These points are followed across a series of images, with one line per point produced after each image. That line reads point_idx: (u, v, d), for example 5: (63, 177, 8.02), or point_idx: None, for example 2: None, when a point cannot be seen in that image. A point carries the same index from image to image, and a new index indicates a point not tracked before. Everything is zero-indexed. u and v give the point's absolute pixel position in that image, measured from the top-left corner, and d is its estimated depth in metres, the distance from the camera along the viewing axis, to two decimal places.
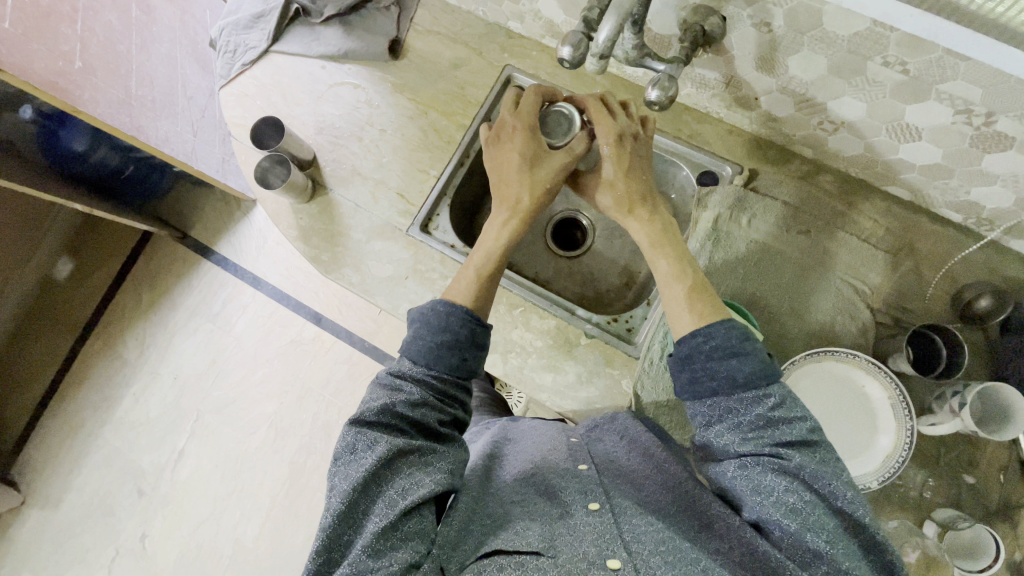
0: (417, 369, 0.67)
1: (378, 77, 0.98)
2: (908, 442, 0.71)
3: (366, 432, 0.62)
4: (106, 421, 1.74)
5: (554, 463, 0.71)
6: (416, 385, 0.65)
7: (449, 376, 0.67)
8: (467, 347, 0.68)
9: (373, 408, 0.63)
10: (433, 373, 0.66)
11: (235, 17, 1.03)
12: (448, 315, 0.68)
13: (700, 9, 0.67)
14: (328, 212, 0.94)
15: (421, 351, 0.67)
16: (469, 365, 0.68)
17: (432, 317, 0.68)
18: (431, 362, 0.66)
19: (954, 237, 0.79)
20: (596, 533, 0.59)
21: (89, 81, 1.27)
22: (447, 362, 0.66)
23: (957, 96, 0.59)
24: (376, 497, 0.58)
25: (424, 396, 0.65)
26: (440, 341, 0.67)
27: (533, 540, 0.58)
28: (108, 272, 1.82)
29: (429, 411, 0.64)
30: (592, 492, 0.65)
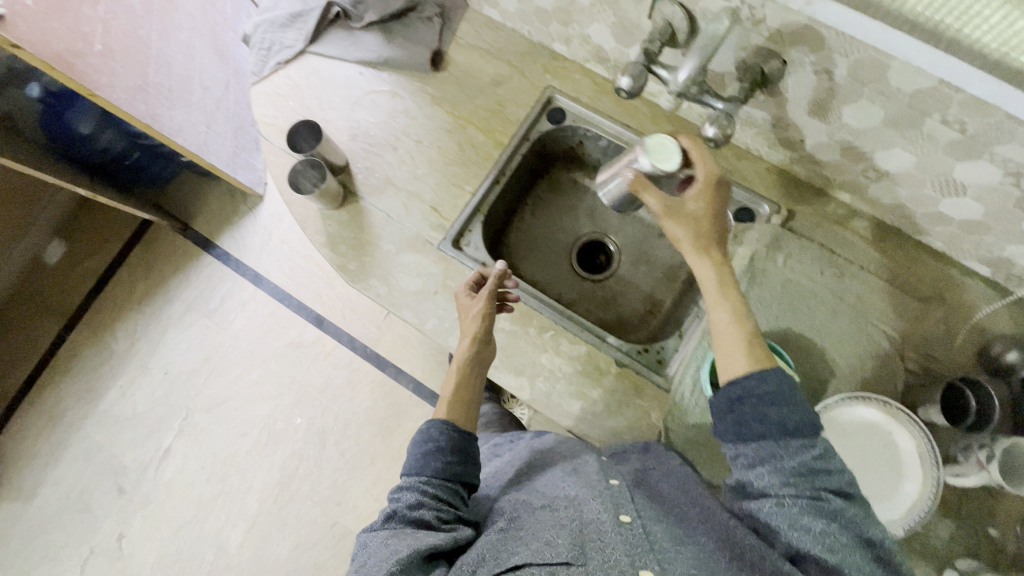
0: (412, 479, 0.67)
1: (417, 87, 0.97)
2: (933, 491, 0.72)
3: (375, 534, 0.62)
4: (89, 414, 1.67)
5: (582, 479, 0.68)
6: (412, 484, 0.66)
7: (439, 480, 0.67)
8: (451, 453, 0.69)
9: (380, 518, 0.64)
10: (424, 474, 0.67)
11: (272, 15, 1.01)
12: (427, 430, 0.70)
13: (761, 51, 0.67)
14: (358, 220, 0.92)
15: (414, 462, 0.69)
16: (457, 472, 0.68)
17: (420, 437, 0.71)
18: (420, 469, 0.67)
19: (982, 291, 0.81)
20: (627, 544, 0.56)
21: (108, 65, 1.20)
22: (436, 463, 0.67)
23: (1010, 159, 0.60)
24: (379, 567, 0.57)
25: (419, 497, 0.64)
26: (427, 449, 0.69)
27: (562, 548, 0.55)
28: (102, 258, 1.76)
29: (427, 504, 0.64)
30: (621, 507, 0.62)
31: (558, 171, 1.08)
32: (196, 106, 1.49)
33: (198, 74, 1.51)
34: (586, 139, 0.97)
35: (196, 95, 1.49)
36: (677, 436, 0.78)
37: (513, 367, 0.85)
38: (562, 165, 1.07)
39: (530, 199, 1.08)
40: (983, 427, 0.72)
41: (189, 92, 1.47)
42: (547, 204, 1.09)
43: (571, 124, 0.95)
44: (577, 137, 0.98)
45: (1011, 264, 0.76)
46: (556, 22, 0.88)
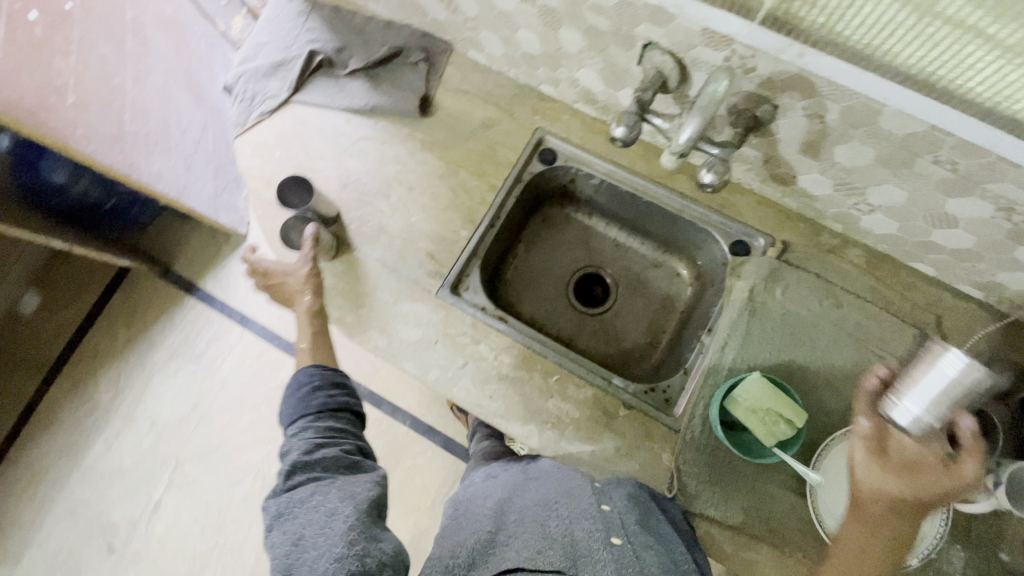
0: (300, 430, 0.76)
1: (406, 133, 0.96)
2: (943, 520, 0.73)
3: (291, 496, 0.70)
4: (73, 470, 1.61)
5: (574, 494, 0.72)
6: (304, 436, 0.75)
7: (324, 416, 0.78)
8: (331, 389, 0.81)
9: (283, 478, 0.72)
10: (310, 415, 0.78)
11: (254, 66, 1.00)
12: (300, 391, 0.80)
13: (753, 96, 0.67)
14: (353, 271, 0.90)
15: (296, 413, 0.78)
16: (336, 404, 0.80)
17: (294, 390, 0.81)
18: (304, 412, 0.78)
19: (976, 314, 0.82)
20: (616, 563, 0.63)
21: (82, 117, 1.16)
22: (318, 405, 0.79)
23: (1001, 196, 0.61)
24: (306, 520, 0.66)
25: (313, 440, 0.74)
26: (302, 395, 0.80)
27: (554, 559, 0.62)
28: (81, 307, 1.70)
29: (327, 447, 0.74)
30: (611, 526, 0.67)
31: (551, 207, 1.08)
32: (175, 150, 1.46)
33: (176, 117, 1.48)
34: (578, 177, 0.98)
35: (174, 139, 1.46)
36: (691, 478, 0.78)
37: (521, 415, 0.84)
38: (555, 201, 1.07)
39: (525, 236, 1.07)
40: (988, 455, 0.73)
41: (167, 137, 1.44)
42: (542, 240, 1.08)
43: (563, 165, 0.95)
44: (569, 176, 0.98)
45: (1004, 288, 0.78)
46: (544, 66, 0.88)
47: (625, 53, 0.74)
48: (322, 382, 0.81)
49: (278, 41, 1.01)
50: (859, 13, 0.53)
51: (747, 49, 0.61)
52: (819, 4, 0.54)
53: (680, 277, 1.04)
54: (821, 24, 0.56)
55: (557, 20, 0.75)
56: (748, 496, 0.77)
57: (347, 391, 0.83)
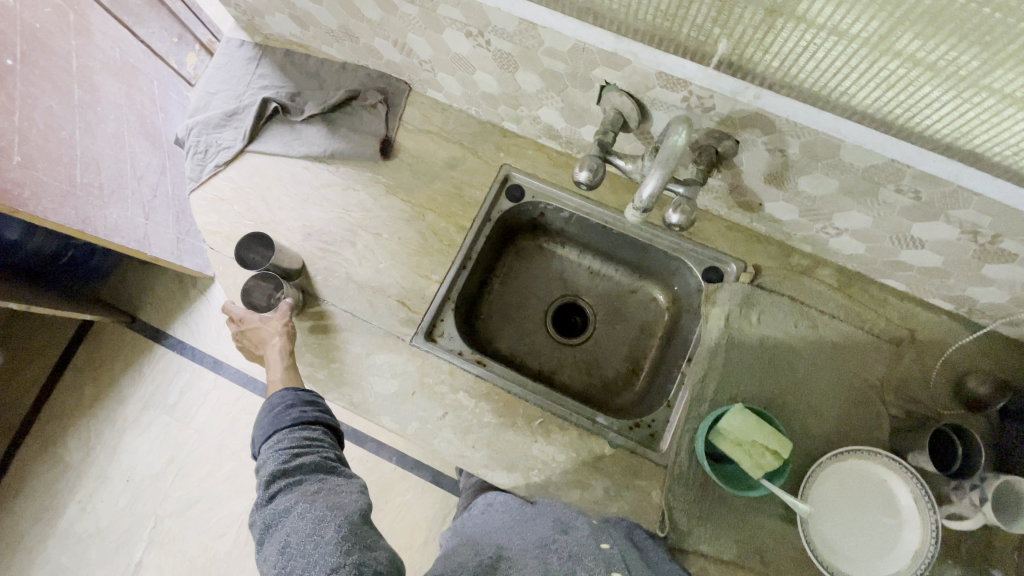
0: (274, 438, 0.72)
1: (369, 178, 0.94)
2: (933, 537, 0.70)
3: (273, 507, 0.66)
4: (48, 535, 1.48)
5: (574, 531, 0.69)
6: (280, 446, 0.71)
7: (302, 427, 0.74)
8: (305, 403, 0.76)
9: (262, 489, 0.68)
10: (285, 427, 0.73)
11: (205, 117, 0.97)
12: (272, 404, 0.76)
13: (714, 133, 0.67)
14: (323, 325, 0.87)
15: (270, 426, 0.74)
16: (314, 414, 0.76)
17: (268, 406, 0.76)
18: (279, 424, 0.74)
19: (950, 325, 0.83)
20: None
21: (31, 176, 1.10)
22: (293, 416, 0.74)
23: (965, 221, 0.62)
24: (296, 531, 0.63)
25: (293, 450, 0.70)
26: (275, 409, 0.75)
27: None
28: (44, 364, 1.58)
29: (307, 455, 0.70)
30: (612, 563, 0.64)
31: (523, 240, 1.06)
32: (131, 198, 1.41)
33: (129, 164, 1.43)
34: (547, 212, 0.97)
35: (130, 187, 1.41)
36: (682, 515, 0.76)
37: (505, 463, 0.81)
38: (526, 233, 1.05)
39: (498, 271, 1.06)
40: (972, 473, 0.72)
41: (123, 186, 1.39)
42: (516, 273, 1.07)
43: (531, 201, 0.94)
44: (538, 210, 0.97)
45: (974, 302, 0.79)
46: (504, 105, 0.86)
47: (583, 94, 0.73)
48: (295, 395, 0.77)
49: (231, 88, 0.99)
50: (813, 57, 0.52)
51: (704, 91, 0.61)
52: (772, 50, 0.54)
53: (656, 302, 1.03)
54: (775, 67, 0.56)
55: (512, 63, 0.74)
56: (740, 529, 0.76)
57: (321, 403, 0.79)
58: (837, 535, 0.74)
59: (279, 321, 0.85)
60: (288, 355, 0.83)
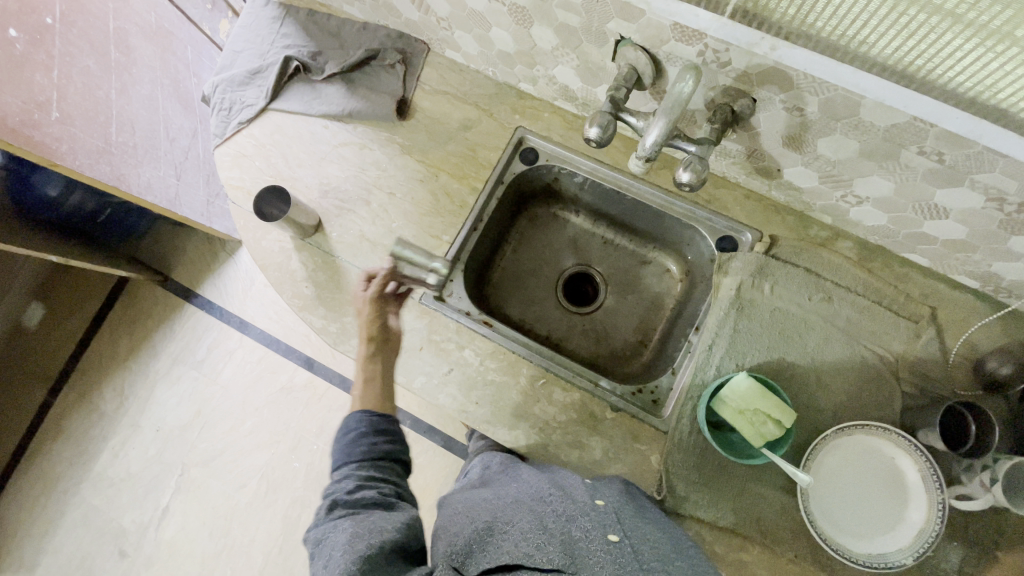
0: (343, 464, 0.70)
1: (385, 138, 0.95)
2: (939, 516, 0.69)
3: (327, 531, 0.63)
4: (83, 478, 1.54)
5: (570, 492, 0.68)
6: (346, 475, 0.68)
7: (369, 458, 0.70)
8: (378, 433, 0.72)
9: (323, 514, 0.65)
10: (354, 457, 0.70)
11: (230, 74, 0.99)
12: (343, 425, 0.73)
13: (730, 90, 0.66)
14: (336, 280, 0.90)
15: (342, 449, 0.72)
16: (384, 446, 0.71)
17: (339, 430, 0.73)
18: (350, 451, 0.71)
19: (972, 304, 0.80)
20: (615, 561, 0.57)
21: (67, 131, 1.15)
22: (362, 445, 0.70)
23: (991, 186, 0.59)
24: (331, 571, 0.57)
25: (355, 481, 0.67)
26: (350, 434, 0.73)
27: (553, 556, 0.55)
28: (83, 317, 1.64)
29: (365, 490, 0.66)
30: (607, 523, 0.62)
31: (537, 207, 1.06)
32: (164, 159, 1.44)
33: (163, 125, 1.46)
34: (562, 176, 0.96)
35: (163, 147, 1.44)
36: (680, 480, 0.76)
37: (507, 420, 0.83)
38: (540, 200, 1.05)
39: (511, 237, 1.06)
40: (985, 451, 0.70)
41: (155, 147, 1.42)
42: (529, 240, 1.07)
43: (545, 164, 0.94)
44: (552, 175, 0.97)
45: (1000, 278, 0.75)
46: (521, 64, 0.86)
47: (598, 50, 0.73)
48: (368, 420, 0.72)
49: (255, 46, 1.00)
50: (830, 3, 0.50)
51: (720, 43, 0.60)
52: None
53: (669, 273, 1.02)
54: (792, 16, 0.54)
55: (527, 17, 0.74)
56: (738, 497, 0.75)
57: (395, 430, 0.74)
58: (837, 509, 0.73)
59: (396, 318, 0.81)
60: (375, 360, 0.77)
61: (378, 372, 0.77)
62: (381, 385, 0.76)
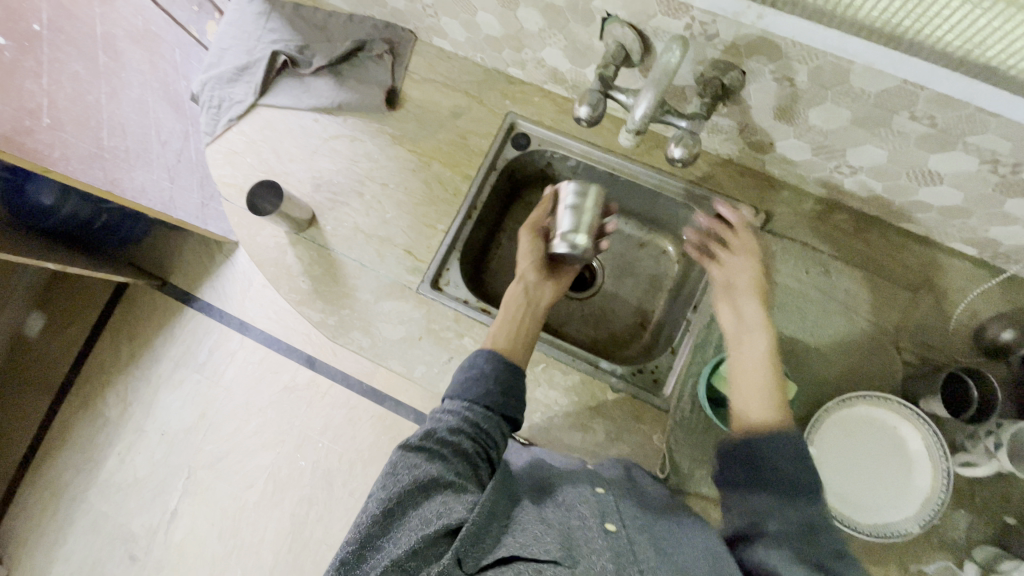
0: (457, 403, 0.70)
1: (376, 128, 0.95)
2: (945, 483, 0.69)
3: (410, 455, 0.61)
4: (91, 484, 1.54)
5: (569, 480, 0.67)
6: (454, 415, 0.67)
7: (480, 408, 0.68)
8: (497, 386, 0.70)
9: (418, 434, 0.65)
10: (467, 401, 0.69)
11: (217, 71, 0.98)
12: (475, 357, 0.74)
13: (719, 63, 0.65)
14: (332, 272, 0.90)
15: (461, 385, 0.71)
16: (497, 401, 0.70)
17: (466, 362, 0.74)
18: (464, 392, 0.70)
19: (972, 270, 0.79)
20: (613, 551, 0.56)
21: (58, 137, 1.14)
22: (478, 396, 0.69)
23: (984, 147, 0.58)
24: (408, 509, 0.55)
25: (461, 424, 0.66)
26: (469, 374, 0.72)
27: (551, 547, 0.53)
28: (83, 325, 1.64)
29: (464, 440, 0.64)
30: (606, 512, 0.61)
31: (532, 193, 1.05)
32: (156, 162, 1.42)
33: (155, 129, 1.45)
34: (554, 161, 0.96)
35: (155, 151, 1.43)
36: (683, 458, 0.78)
37: None
38: (534, 186, 1.04)
39: (506, 225, 1.05)
40: (988, 418, 0.70)
41: (148, 150, 1.41)
42: None
43: (537, 149, 0.93)
44: (545, 160, 0.96)
45: (997, 244, 0.75)
46: (508, 48, 0.86)
47: (585, 29, 0.72)
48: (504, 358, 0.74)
49: (242, 43, 1.00)
50: None
51: (706, 15, 0.59)
52: None
53: (667, 254, 1.01)
54: None
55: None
56: None
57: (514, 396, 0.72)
58: (842, 482, 0.73)
59: (553, 290, 0.87)
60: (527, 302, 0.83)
61: (525, 309, 0.82)
62: (525, 326, 0.80)
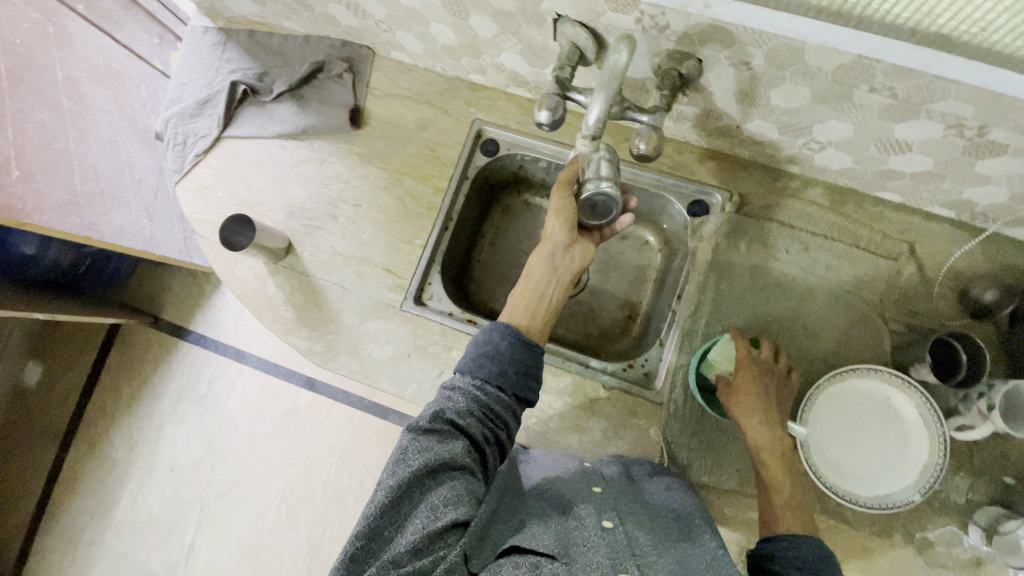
0: (470, 380, 0.64)
1: (343, 149, 0.94)
2: (942, 448, 0.69)
3: (420, 439, 0.58)
4: (105, 526, 1.53)
5: (568, 482, 0.67)
6: (466, 396, 0.62)
7: (493, 391, 0.63)
8: (513, 370, 0.63)
9: (428, 413, 0.61)
10: (480, 382, 0.63)
11: (179, 107, 0.97)
12: (490, 330, 0.67)
13: (675, 54, 0.65)
14: (315, 298, 0.89)
15: (475, 361, 0.64)
16: (513, 386, 0.63)
17: (480, 334, 0.67)
18: (477, 371, 0.64)
19: (952, 233, 0.79)
20: (609, 546, 0.55)
21: (30, 188, 1.13)
22: (491, 379, 0.63)
23: (948, 113, 0.58)
24: (417, 503, 0.55)
25: (472, 409, 0.61)
26: (484, 351, 0.65)
27: (548, 542, 0.54)
28: (80, 370, 1.61)
29: (476, 428, 0.60)
30: (604, 513, 0.61)
31: (508, 197, 1.05)
32: (133, 202, 1.38)
33: (128, 168, 1.41)
34: (526, 164, 0.95)
35: (131, 190, 1.38)
36: (681, 449, 0.78)
37: None
38: (509, 189, 1.04)
39: (486, 231, 1.05)
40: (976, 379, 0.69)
41: (123, 190, 1.36)
42: (505, 231, 1.05)
43: (507, 154, 0.93)
44: (517, 163, 0.96)
45: (974, 205, 0.74)
46: (466, 56, 0.85)
47: (538, 31, 0.72)
48: (522, 337, 0.65)
49: (201, 76, 0.99)
50: None
51: (654, 8, 0.59)
52: None
53: (648, 245, 1.00)
54: None
55: (463, 9, 0.73)
56: (740, 456, 0.78)
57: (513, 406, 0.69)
58: (837, 457, 0.73)
59: (583, 253, 0.75)
60: (546, 274, 0.72)
61: (549, 278, 0.72)
62: (550, 296, 0.71)
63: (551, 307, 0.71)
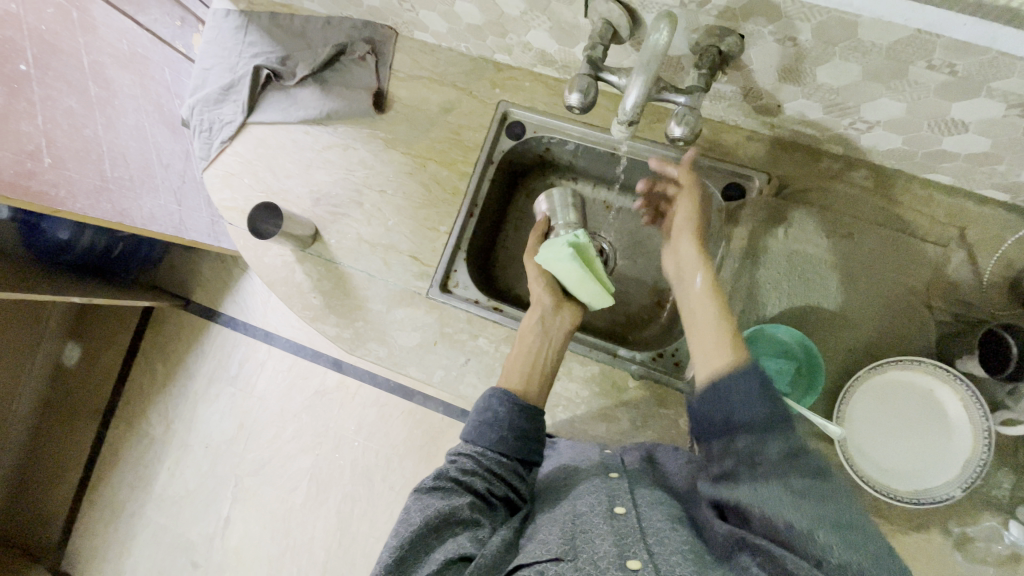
0: (471, 445, 0.67)
1: (368, 135, 0.93)
2: (986, 442, 0.66)
3: (422, 498, 0.61)
4: (146, 499, 1.59)
5: (584, 471, 0.67)
6: (467, 461, 0.65)
7: (494, 453, 0.66)
8: (511, 430, 0.67)
9: (429, 478, 0.64)
10: (479, 447, 0.66)
11: (204, 93, 0.96)
12: (489, 397, 0.70)
13: (715, 30, 0.62)
14: (342, 285, 0.89)
15: (475, 428, 0.68)
16: (513, 447, 0.66)
17: (480, 403, 0.71)
18: (476, 438, 0.67)
19: (1007, 217, 0.74)
20: (617, 533, 0.55)
21: (62, 175, 1.13)
22: (490, 440, 0.66)
23: (1010, 92, 0.54)
24: (422, 558, 0.55)
25: (473, 467, 0.64)
26: (483, 419, 0.68)
27: (552, 546, 0.53)
28: (118, 349, 1.66)
29: (476, 484, 0.63)
30: (615, 498, 0.61)
31: (533, 180, 1.03)
32: (162, 187, 1.37)
33: (155, 153, 1.40)
34: (552, 146, 0.93)
35: (159, 175, 1.38)
36: None
37: None
38: (534, 172, 1.02)
39: (511, 216, 1.04)
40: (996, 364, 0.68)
41: (151, 175, 1.36)
42: (530, 217, 1.04)
43: (533, 136, 0.90)
44: (543, 146, 0.94)
45: None
46: (492, 35, 0.82)
47: (569, 8, 0.68)
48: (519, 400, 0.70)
49: (223, 61, 0.98)
50: None
51: None
52: None
53: None
54: None
55: None
56: None
57: (537, 429, 0.70)
58: (874, 451, 0.71)
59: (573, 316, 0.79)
60: (536, 339, 0.77)
61: (540, 342, 0.76)
62: (542, 359, 0.75)
63: (543, 369, 0.75)
